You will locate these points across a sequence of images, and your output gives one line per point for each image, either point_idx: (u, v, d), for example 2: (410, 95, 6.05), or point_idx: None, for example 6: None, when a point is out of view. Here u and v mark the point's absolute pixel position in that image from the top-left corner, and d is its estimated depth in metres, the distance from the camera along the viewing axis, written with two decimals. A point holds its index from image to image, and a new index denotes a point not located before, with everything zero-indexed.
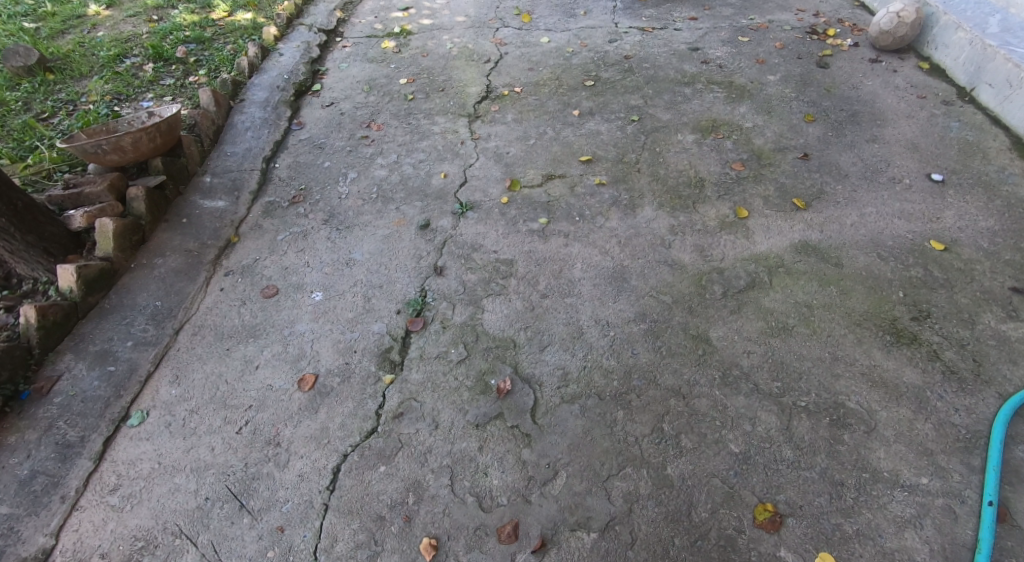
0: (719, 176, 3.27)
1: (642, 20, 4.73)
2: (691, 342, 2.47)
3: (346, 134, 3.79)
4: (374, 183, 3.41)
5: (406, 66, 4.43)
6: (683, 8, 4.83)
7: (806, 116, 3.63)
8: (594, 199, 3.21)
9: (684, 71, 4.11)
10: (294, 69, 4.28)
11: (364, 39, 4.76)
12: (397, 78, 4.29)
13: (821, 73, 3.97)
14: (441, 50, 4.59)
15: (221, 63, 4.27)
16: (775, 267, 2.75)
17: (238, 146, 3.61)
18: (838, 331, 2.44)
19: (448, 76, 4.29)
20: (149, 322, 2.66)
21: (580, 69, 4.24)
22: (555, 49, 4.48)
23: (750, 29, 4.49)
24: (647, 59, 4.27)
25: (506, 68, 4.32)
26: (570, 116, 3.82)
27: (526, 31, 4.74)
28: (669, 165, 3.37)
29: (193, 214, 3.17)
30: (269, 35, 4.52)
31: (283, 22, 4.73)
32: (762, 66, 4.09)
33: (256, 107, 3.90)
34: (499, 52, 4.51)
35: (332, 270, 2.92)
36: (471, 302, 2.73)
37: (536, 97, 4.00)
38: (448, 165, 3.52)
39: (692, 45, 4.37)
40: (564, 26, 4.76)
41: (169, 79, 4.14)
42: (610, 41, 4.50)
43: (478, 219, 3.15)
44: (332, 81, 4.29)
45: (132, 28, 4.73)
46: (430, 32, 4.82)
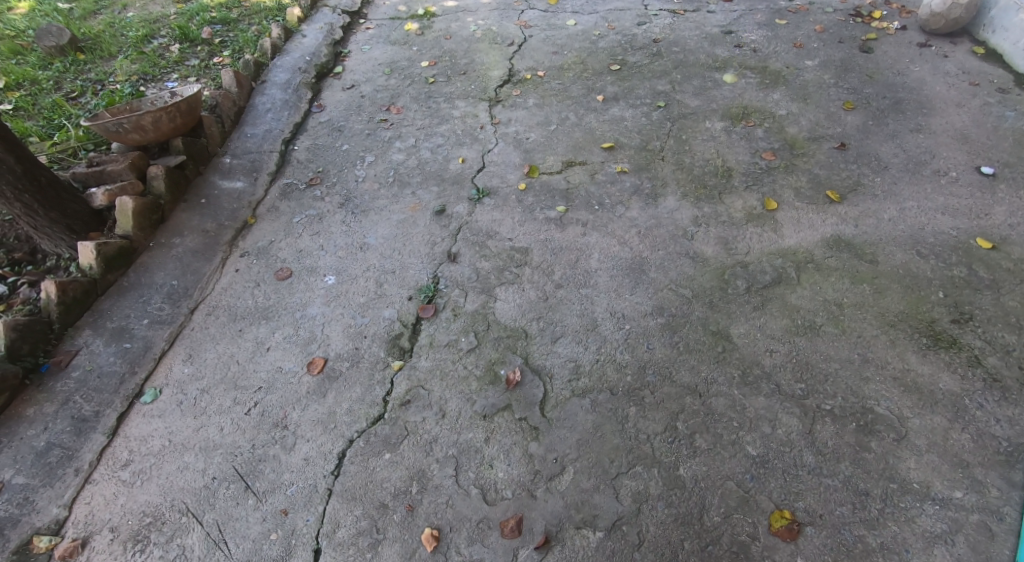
0: (747, 165, 3.13)
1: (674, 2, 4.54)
2: (710, 338, 2.36)
3: (365, 118, 3.75)
4: (391, 167, 3.37)
5: (428, 48, 4.36)
6: None
7: (845, 103, 3.44)
8: (615, 186, 3.10)
9: (716, 55, 3.94)
10: (316, 51, 4.24)
11: (387, 21, 4.70)
12: (419, 61, 4.23)
13: (863, 58, 3.77)
14: (464, 32, 4.50)
15: (245, 44, 4.27)
16: (803, 263, 2.61)
17: (259, 127, 3.59)
18: (869, 332, 2.30)
19: (470, 59, 4.20)
20: (165, 301, 2.65)
21: (606, 52, 4.10)
22: (582, 32, 4.35)
23: (788, 12, 4.28)
24: (677, 43, 4.10)
25: (531, 52, 4.21)
26: (594, 101, 3.69)
27: (552, 13, 4.61)
28: (695, 154, 3.23)
29: (212, 194, 3.15)
30: (293, 17, 4.50)
31: (307, 3, 4.70)
32: (799, 50, 3.89)
33: (278, 88, 3.88)
34: (524, 35, 4.40)
35: (345, 254, 2.89)
36: (483, 290, 2.66)
37: (559, 81, 3.89)
38: (467, 150, 3.45)
39: (725, 28, 4.19)
40: (592, 8, 4.61)
41: (194, 60, 4.15)
42: (639, 24, 4.34)
43: (494, 206, 3.08)
44: (354, 64, 4.25)
45: (161, 9, 4.76)
46: (454, 14, 4.73)
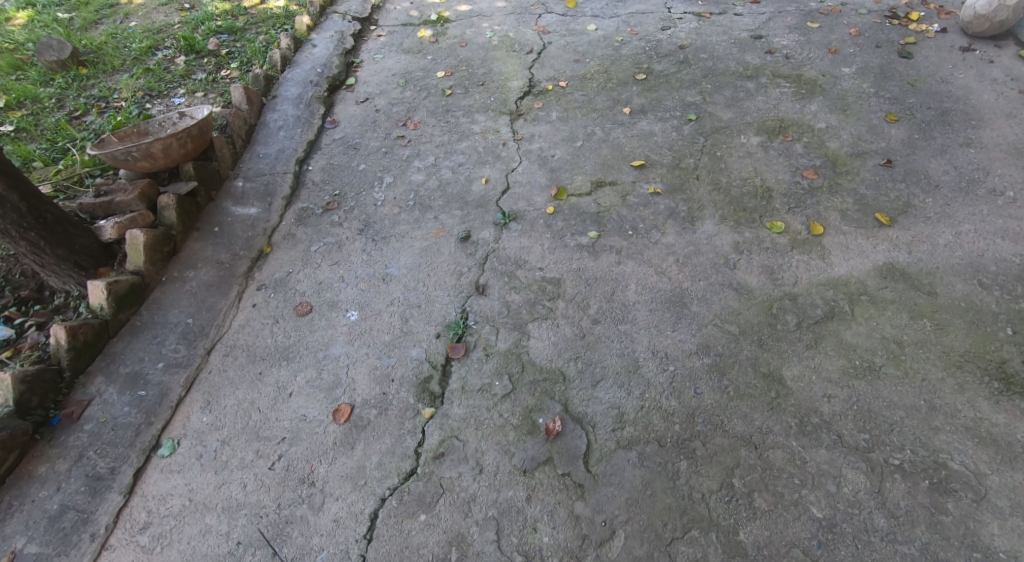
0: (788, 185, 2.96)
1: (699, 4, 4.34)
2: (763, 381, 2.21)
3: (381, 134, 3.60)
4: (411, 189, 3.22)
5: (443, 57, 4.19)
6: None
7: (887, 115, 3.27)
8: (648, 210, 2.95)
9: (746, 62, 3.75)
10: (328, 62, 4.08)
11: (399, 27, 4.52)
12: (434, 71, 4.06)
13: (903, 64, 3.58)
14: (480, 39, 4.32)
15: (253, 56, 4.10)
16: (856, 295, 2.46)
17: (271, 147, 3.44)
18: (934, 375, 2.16)
19: (488, 68, 4.03)
20: (180, 341, 2.49)
21: (630, 60, 3.91)
22: (603, 38, 4.16)
23: (820, 14, 4.08)
24: (705, 49, 3.91)
25: (551, 60, 4.03)
26: (620, 115, 3.53)
27: (571, 17, 4.42)
28: (731, 172, 3.08)
29: (225, 221, 3.00)
30: (303, 26, 4.33)
31: (316, 10, 4.53)
32: (834, 56, 3.70)
33: (289, 104, 3.72)
34: (542, 41, 4.21)
35: (367, 286, 2.74)
36: (516, 327, 2.52)
37: (583, 92, 3.72)
38: (490, 170, 3.29)
39: (754, 32, 4.00)
40: (612, 11, 4.41)
41: (201, 73, 3.99)
42: (664, 28, 4.14)
43: (522, 231, 2.93)
44: (367, 75, 4.08)
45: (165, 18, 4.59)
46: (468, 19, 4.55)
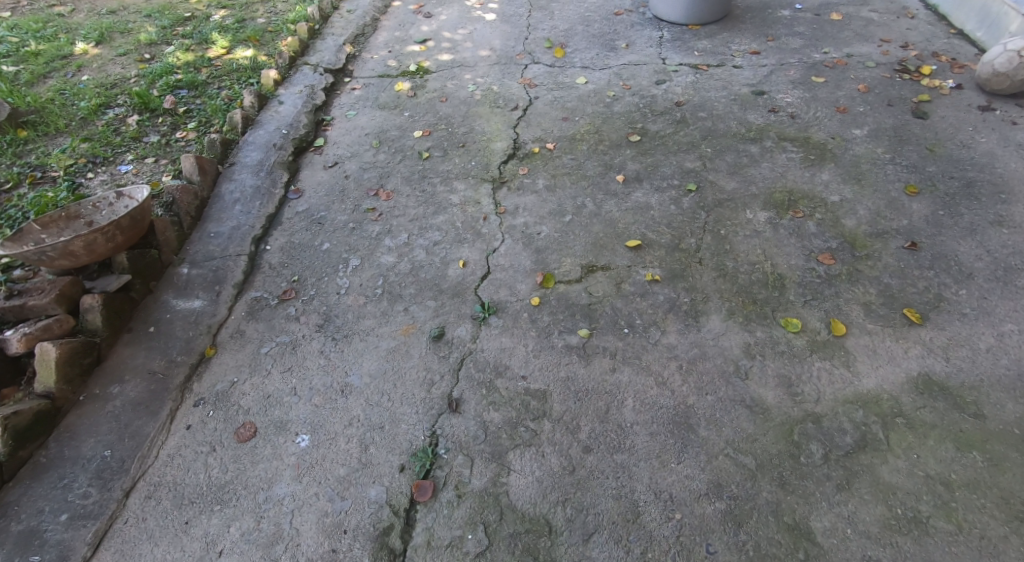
0: (803, 271, 2.62)
1: (695, 54, 4.07)
2: (788, 538, 1.86)
3: (350, 205, 3.25)
4: (380, 273, 2.87)
5: (421, 113, 3.86)
6: (742, 40, 4.16)
7: (906, 186, 2.96)
8: (645, 301, 2.61)
9: (748, 122, 3.46)
10: (295, 121, 3.74)
11: (375, 79, 4.21)
12: (411, 130, 3.73)
13: (918, 126, 3.29)
14: (461, 93, 4.01)
15: (213, 114, 3.77)
16: (891, 416, 2.10)
17: (225, 224, 3.07)
18: (995, 530, 1.81)
19: (469, 127, 3.71)
20: (92, 483, 2.16)
21: (623, 118, 3.62)
22: (593, 93, 3.86)
23: (825, 66, 3.81)
24: (703, 107, 3.62)
25: (537, 118, 3.72)
26: (612, 183, 3.20)
27: (559, 68, 4.13)
28: (737, 255, 2.74)
29: (163, 318, 2.64)
30: (269, 80, 3.99)
31: (285, 62, 4.20)
32: (844, 116, 3.41)
33: (248, 172, 3.36)
34: (528, 96, 3.91)
35: (323, 401, 2.38)
36: (493, 457, 2.17)
37: (572, 156, 3.40)
38: (469, 250, 2.94)
39: (755, 87, 3.71)
40: (603, 62, 4.13)
41: (154, 135, 3.64)
42: (658, 82, 3.86)
43: (502, 329, 2.56)
44: (337, 133, 3.74)
45: (121, 70, 4.25)
46: (449, 70, 4.24)
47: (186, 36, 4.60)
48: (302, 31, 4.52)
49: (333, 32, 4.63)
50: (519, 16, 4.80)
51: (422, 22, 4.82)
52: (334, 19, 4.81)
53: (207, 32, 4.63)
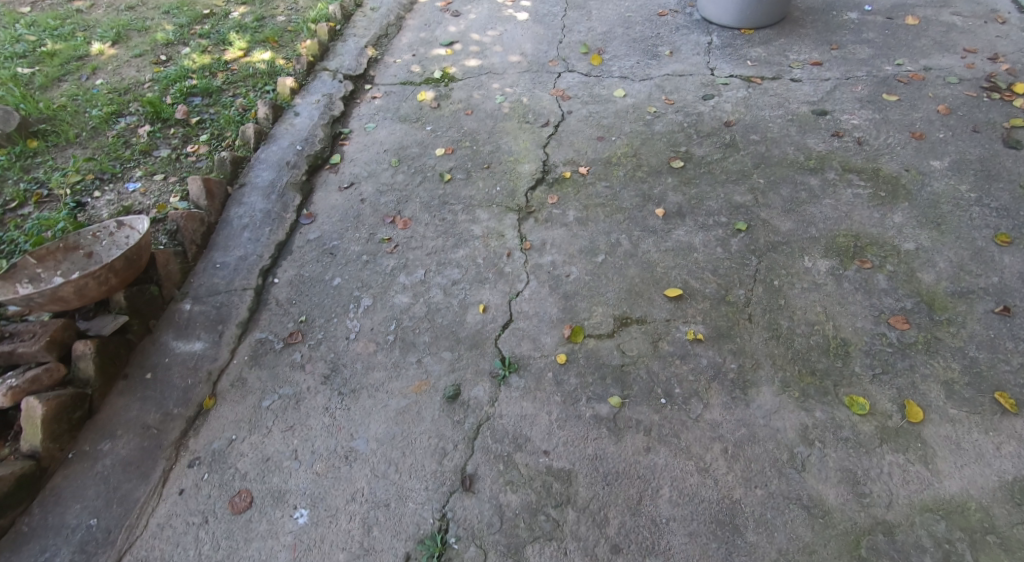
0: (870, 337, 2.31)
1: (748, 64, 3.72)
2: None
3: (364, 234, 3.01)
4: (393, 316, 2.62)
5: (444, 128, 3.64)
6: (802, 47, 3.79)
7: (996, 234, 2.63)
8: (686, 365, 2.31)
9: (808, 149, 3.13)
10: (310, 135, 3.51)
11: (397, 87, 3.97)
12: (433, 147, 3.52)
13: (1010, 157, 2.97)
14: (488, 105, 3.77)
15: (226, 126, 3.56)
16: (980, 533, 1.81)
17: (231, 254, 2.84)
18: None
19: (495, 146, 3.48)
20: (76, 558, 1.96)
21: (664, 139, 3.33)
22: (632, 107, 3.57)
23: (899, 81, 3.48)
24: (755, 127, 3.30)
25: (570, 136, 3.46)
26: (652, 218, 2.94)
27: (595, 78, 3.83)
28: (794, 313, 2.43)
29: (161, 364, 2.43)
30: (286, 89, 3.77)
31: (303, 68, 3.98)
32: (920, 143, 3.09)
33: (259, 194, 3.13)
34: (560, 111, 3.65)
35: (325, 468, 2.15)
36: (510, 551, 1.91)
37: (607, 183, 3.16)
38: (490, 293, 2.69)
39: (815, 106, 3.38)
40: (644, 72, 3.81)
41: (164, 148, 3.44)
42: (705, 97, 3.53)
43: (524, 391, 2.29)
44: (355, 149, 3.52)
45: (136, 73, 4.06)
46: (476, 78, 3.99)
47: (204, 37, 4.40)
48: (322, 33, 4.27)
49: (355, 33, 4.37)
50: (552, 15, 4.47)
51: (449, 21, 4.54)
52: (356, 18, 4.55)
53: (225, 32, 4.41)
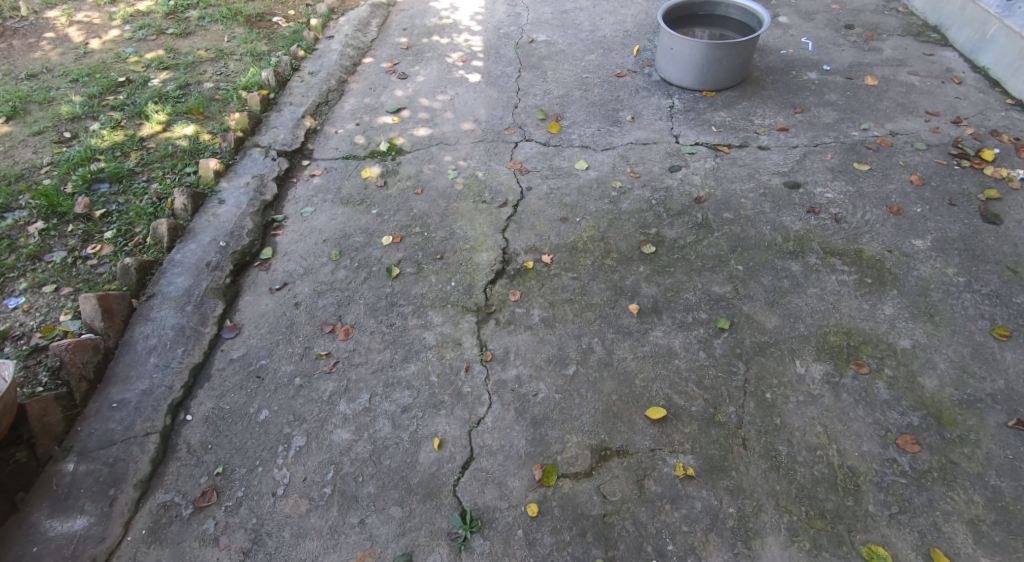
0: (880, 464, 2.04)
1: (712, 130, 3.66)
2: None
3: (298, 350, 2.59)
4: (332, 459, 2.24)
5: (392, 211, 3.28)
6: (766, 111, 3.78)
7: (993, 326, 2.43)
8: (678, 512, 2.00)
9: (785, 228, 2.98)
10: (237, 227, 3.06)
11: (339, 162, 3.60)
12: (379, 235, 3.15)
13: (992, 234, 2.82)
14: (440, 182, 3.45)
15: (136, 220, 3.06)
16: None
17: (132, 388, 2.40)
18: None
19: (449, 231, 3.15)
20: None
21: (633, 220, 3.12)
22: (596, 182, 3.38)
23: (867, 148, 3.43)
24: (727, 204, 3.16)
25: (530, 218, 3.19)
26: (626, 315, 2.65)
27: (555, 147, 3.64)
28: (792, 434, 2.14)
29: (27, 555, 1.99)
30: (209, 171, 3.29)
31: (230, 146, 3.51)
32: (899, 219, 2.96)
33: (171, 306, 2.66)
34: (519, 187, 3.39)
35: None
36: None
37: (574, 274, 2.87)
38: (446, 421, 2.32)
39: (787, 177, 3.29)
40: (606, 140, 3.66)
41: (59, 251, 2.94)
42: (672, 169, 3.41)
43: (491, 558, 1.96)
44: (289, 240, 3.11)
45: (32, 156, 3.49)
46: (426, 149, 3.68)
47: (117, 109, 3.83)
48: (254, 103, 3.84)
49: (291, 101, 3.95)
50: (506, 76, 4.25)
51: (397, 84, 4.21)
52: (292, 83, 4.12)
53: (142, 102, 3.86)
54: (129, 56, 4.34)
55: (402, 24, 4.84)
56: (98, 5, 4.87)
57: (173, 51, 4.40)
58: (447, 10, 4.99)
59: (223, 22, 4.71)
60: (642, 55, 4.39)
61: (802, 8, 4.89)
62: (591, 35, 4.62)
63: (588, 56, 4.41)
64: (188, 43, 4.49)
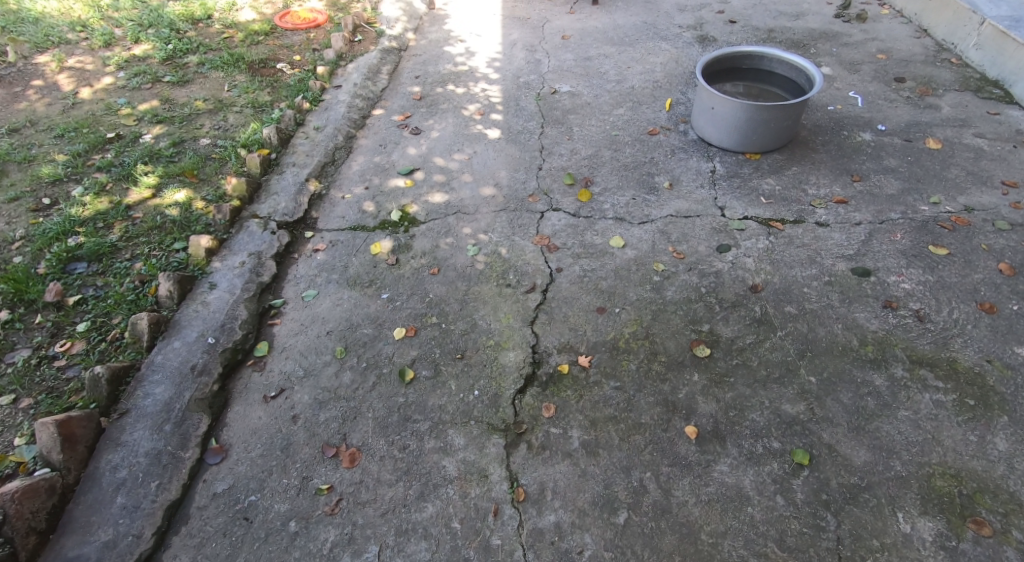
0: None
1: (761, 201, 3.28)
2: None
3: (295, 482, 2.19)
4: None
5: (405, 296, 2.89)
6: (820, 178, 3.41)
7: None
8: None
9: (860, 328, 2.58)
10: (228, 319, 2.67)
11: (346, 234, 3.21)
12: (390, 327, 2.76)
13: None
14: (459, 259, 3.07)
15: (114, 309, 2.67)
16: None
17: (92, 540, 2.00)
18: None
19: (470, 322, 2.76)
20: None
21: (681, 312, 2.73)
22: (635, 263, 2.99)
23: (943, 225, 3.06)
24: (787, 295, 2.77)
25: (562, 308, 2.80)
26: (683, 442, 2.25)
27: (585, 219, 3.26)
28: None
29: None
30: (200, 250, 2.92)
31: (224, 218, 3.13)
32: (994, 319, 2.58)
33: (145, 426, 2.26)
34: (548, 268, 3.00)
35: None
36: None
37: (617, 383, 2.47)
38: None
39: (854, 262, 2.90)
40: (642, 211, 3.28)
41: (24, 349, 2.55)
42: (721, 249, 3.02)
43: None
44: (288, 333, 2.72)
45: (3, 227, 3.12)
46: (442, 220, 3.30)
47: (104, 170, 3.48)
48: (253, 165, 3.46)
49: (294, 161, 3.56)
50: (528, 132, 3.89)
51: (409, 140, 3.84)
52: (296, 140, 3.73)
53: (131, 163, 3.51)
54: (120, 107, 3.98)
55: (413, 71, 4.48)
56: (91, 48, 4.55)
57: (168, 102, 4.04)
58: (462, 56, 4.65)
59: (223, 69, 4.35)
60: (675, 110, 4.03)
61: (845, 58, 4.54)
62: (618, 86, 4.26)
63: (616, 110, 4.04)
64: (185, 93, 4.13)
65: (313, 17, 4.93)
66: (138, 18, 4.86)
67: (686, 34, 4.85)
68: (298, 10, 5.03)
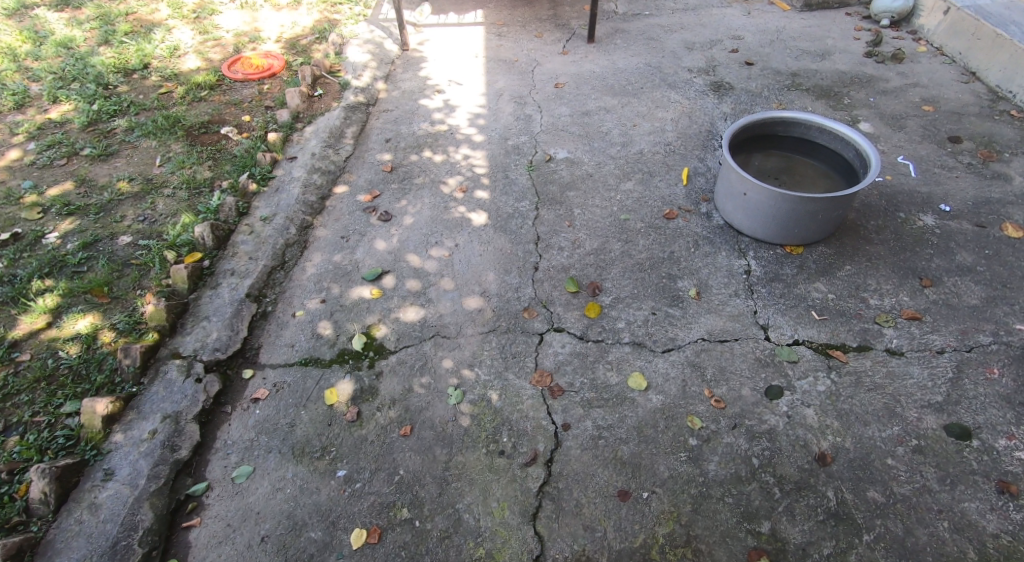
0: None
1: (814, 317, 2.66)
2: None
3: None
4: None
5: (367, 473, 2.20)
6: (882, 283, 2.80)
7: None
8: None
9: (976, 532, 1.98)
10: (122, 533, 2.00)
11: (293, 373, 2.50)
12: (346, 526, 2.07)
13: None
14: (437, 410, 2.38)
15: None
16: None
17: None
18: None
19: (452, 517, 2.09)
20: None
21: (731, 501, 2.09)
22: (662, 414, 2.33)
23: None
24: (864, 470, 2.14)
25: (574, 491, 2.14)
26: None
27: (595, 346, 2.59)
28: None
29: None
30: (96, 419, 2.23)
31: (135, 363, 2.42)
32: None
33: None
34: (552, 425, 2.32)
35: None
36: None
37: None
38: None
39: (946, 416, 2.28)
40: (665, 334, 2.62)
41: None
42: (771, 392, 2.37)
43: None
44: (206, 543, 2.03)
45: None
46: (416, 348, 2.61)
47: None
48: (180, 279, 2.74)
49: (233, 269, 2.85)
50: (520, 216, 3.21)
51: (377, 230, 3.15)
52: (237, 236, 3.02)
53: (23, 278, 2.78)
54: (24, 192, 3.24)
55: (383, 132, 3.79)
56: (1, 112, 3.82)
57: (84, 184, 3.30)
58: (441, 110, 3.96)
59: (155, 136, 3.62)
60: (694, 183, 3.38)
61: (886, 110, 3.92)
62: (624, 152, 3.60)
63: (623, 184, 3.38)
64: (107, 170, 3.40)
65: (267, 64, 4.23)
66: (60, 69, 4.13)
67: (698, 80, 4.22)
68: (250, 55, 4.32)
